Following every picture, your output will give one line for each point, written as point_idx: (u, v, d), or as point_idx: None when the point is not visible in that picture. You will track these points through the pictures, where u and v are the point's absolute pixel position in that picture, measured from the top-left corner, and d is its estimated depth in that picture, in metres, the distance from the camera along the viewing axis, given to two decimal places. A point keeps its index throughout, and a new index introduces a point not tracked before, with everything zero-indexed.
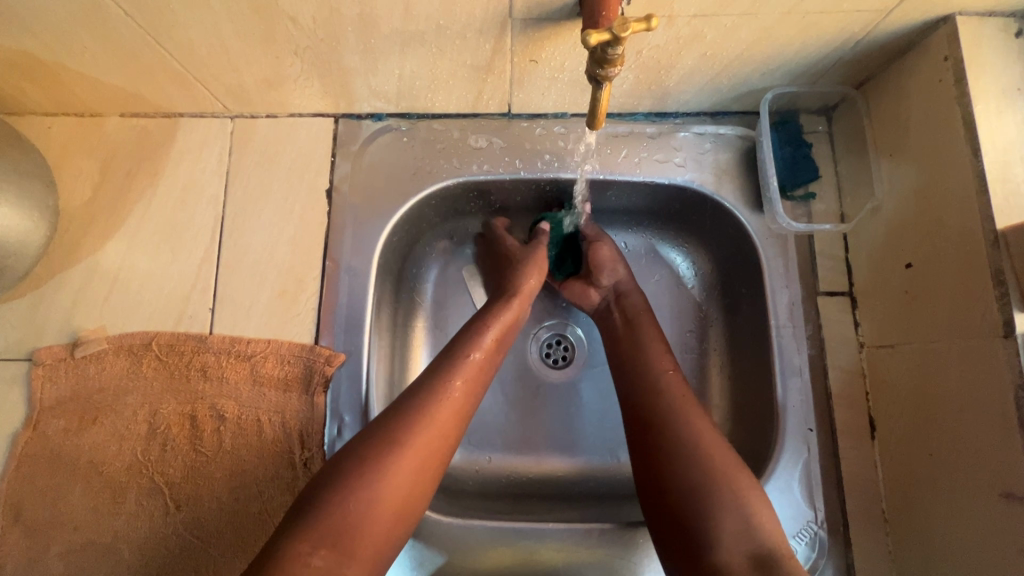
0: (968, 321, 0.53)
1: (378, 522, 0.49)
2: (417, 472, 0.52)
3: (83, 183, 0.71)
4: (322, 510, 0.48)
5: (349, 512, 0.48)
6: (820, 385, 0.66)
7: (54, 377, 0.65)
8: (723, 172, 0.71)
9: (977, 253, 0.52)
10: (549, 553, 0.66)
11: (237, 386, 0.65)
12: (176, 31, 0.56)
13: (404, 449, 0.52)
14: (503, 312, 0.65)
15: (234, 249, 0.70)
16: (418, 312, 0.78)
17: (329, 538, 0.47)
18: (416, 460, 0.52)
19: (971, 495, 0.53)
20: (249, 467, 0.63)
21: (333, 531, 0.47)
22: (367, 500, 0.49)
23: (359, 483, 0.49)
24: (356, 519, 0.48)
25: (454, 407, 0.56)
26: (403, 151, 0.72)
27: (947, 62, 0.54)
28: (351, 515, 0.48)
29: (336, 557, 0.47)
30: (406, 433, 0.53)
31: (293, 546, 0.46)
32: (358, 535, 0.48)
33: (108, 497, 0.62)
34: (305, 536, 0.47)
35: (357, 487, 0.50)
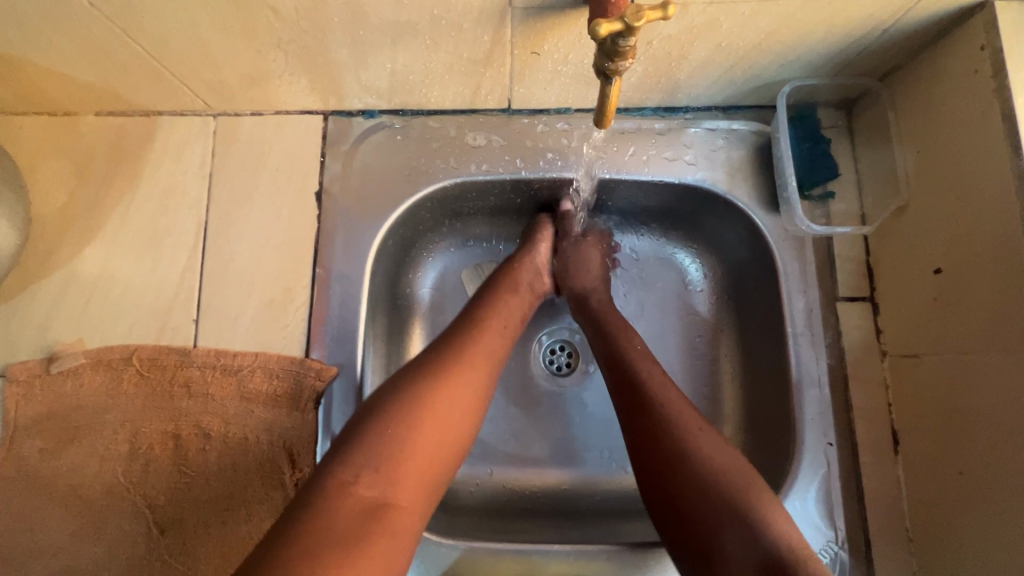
0: (1007, 333, 0.49)
1: (424, 451, 0.47)
2: (459, 405, 0.50)
3: (58, 187, 0.67)
4: (365, 437, 0.46)
5: (365, 475, 0.44)
6: (840, 397, 0.62)
7: (29, 395, 0.61)
8: (736, 170, 0.67)
9: (1017, 259, 0.48)
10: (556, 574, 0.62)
11: (224, 402, 0.62)
12: (148, 23, 0.52)
13: (443, 379, 0.51)
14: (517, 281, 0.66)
15: (219, 256, 0.66)
16: (414, 320, 0.74)
17: (373, 463, 0.45)
18: (457, 392, 0.51)
19: (1007, 517, 0.49)
20: (237, 488, 0.60)
21: (374, 456, 0.45)
22: (383, 463, 0.45)
23: (402, 406, 0.48)
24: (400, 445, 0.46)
25: (486, 349, 0.56)
26: (397, 150, 0.68)
27: (984, 52, 0.50)
28: (367, 478, 0.44)
29: (382, 483, 0.45)
30: (443, 366, 0.52)
31: (334, 476, 0.44)
32: (404, 462, 0.46)
33: (87, 522, 0.59)
34: (346, 464, 0.45)
35: (375, 449, 0.46)
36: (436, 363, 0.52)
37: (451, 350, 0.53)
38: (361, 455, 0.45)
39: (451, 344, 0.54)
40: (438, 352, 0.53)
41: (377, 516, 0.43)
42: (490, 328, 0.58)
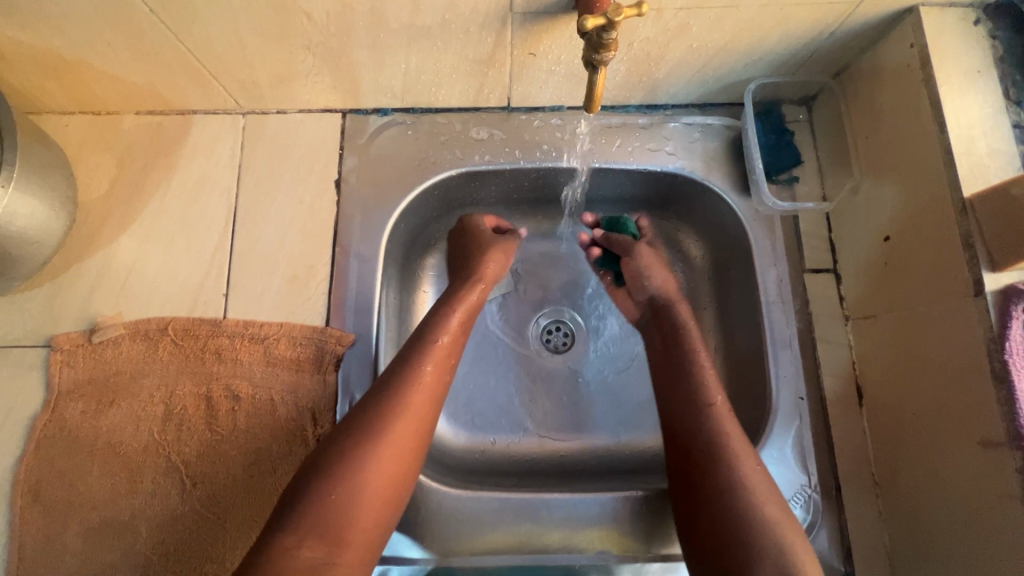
0: (942, 285, 0.56)
1: (364, 514, 0.54)
2: (391, 467, 0.57)
3: (100, 178, 0.74)
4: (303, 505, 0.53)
5: (308, 540, 0.51)
6: (809, 357, 0.69)
7: (73, 362, 0.67)
8: (711, 159, 0.75)
9: (947, 220, 0.55)
10: (556, 522, 0.68)
11: (251, 367, 0.68)
12: (197, 28, 0.60)
13: (377, 444, 0.56)
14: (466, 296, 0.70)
15: (246, 239, 0.73)
16: (424, 299, 0.81)
17: (320, 533, 0.52)
18: (389, 457, 0.57)
19: (949, 448, 0.55)
20: (263, 445, 0.65)
21: (319, 524, 0.52)
22: (327, 528, 0.52)
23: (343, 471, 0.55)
24: (340, 513, 0.53)
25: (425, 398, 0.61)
26: (408, 143, 0.76)
27: (914, 48, 0.59)
28: (311, 542, 0.51)
29: (326, 545, 0.52)
30: (379, 429, 0.57)
31: (282, 539, 0.51)
32: (350, 521, 0.53)
33: (125, 477, 0.64)
34: (293, 529, 0.52)
35: (314, 518, 0.52)
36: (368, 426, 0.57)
37: (382, 414, 0.58)
38: (302, 524, 0.52)
39: (390, 397, 0.59)
40: (377, 410, 0.59)
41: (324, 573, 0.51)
42: (428, 384, 0.61)
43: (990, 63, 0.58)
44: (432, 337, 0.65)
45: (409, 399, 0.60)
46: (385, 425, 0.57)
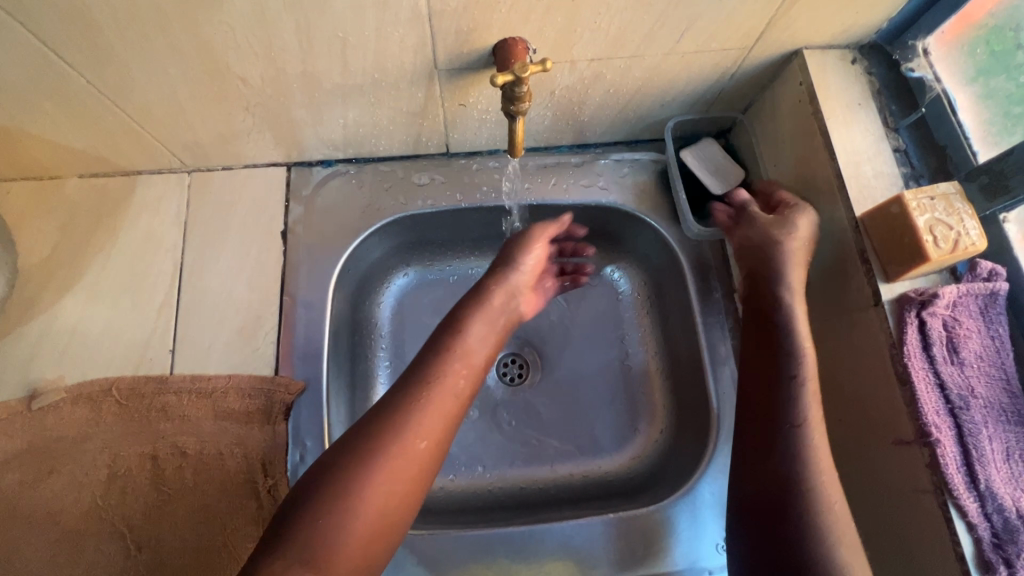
0: (850, 296, 0.60)
1: (349, 547, 0.49)
2: (387, 496, 0.51)
3: (42, 242, 0.74)
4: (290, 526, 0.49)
5: (296, 562, 0.47)
6: None
7: (10, 432, 0.65)
8: (642, 191, 0.80)
9: (846, 237, 0.60)
10: (513, 558, 0.68)
11: (199, 422, 0.67)
12: (136, 95, 0.62)
13: (390, 447, 0.52)
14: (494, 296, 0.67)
15: (194, 293, 0.73)
16: (376, 341, 0.82)
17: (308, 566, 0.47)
18: (383, 487, 0.51)
19: (873, 449, 0.58)
20: (213, 500, 0.64)
21: (311, 541, 0.48)
22: (317, 548, 0.48)
23: (348, 479, 0.51)
24: (320, 539, 0.48)
25: (449, 397, 0.57)
26: (352, 191, 0.79)
27: (802, 86, 0.66)
28: (298, 566, 0.47)
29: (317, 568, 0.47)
30: (392, 431, 0.53)
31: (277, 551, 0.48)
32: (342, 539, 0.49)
33: (65, 547, 0.62)
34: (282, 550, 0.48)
35: (304, 538, 0.48)
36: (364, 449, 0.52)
37: (382, 437, 0.53)
38: (292, 543, 0.48)
39: (415, 393, 0.56)
40: (396, 405, 0.55)
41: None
42: (443, 397, 0.57)
43: (869, 97, 0.64)
44: (442, 360, 0.59)
45: (415, 420, 0.54)
46: (382, 449, 0.52)
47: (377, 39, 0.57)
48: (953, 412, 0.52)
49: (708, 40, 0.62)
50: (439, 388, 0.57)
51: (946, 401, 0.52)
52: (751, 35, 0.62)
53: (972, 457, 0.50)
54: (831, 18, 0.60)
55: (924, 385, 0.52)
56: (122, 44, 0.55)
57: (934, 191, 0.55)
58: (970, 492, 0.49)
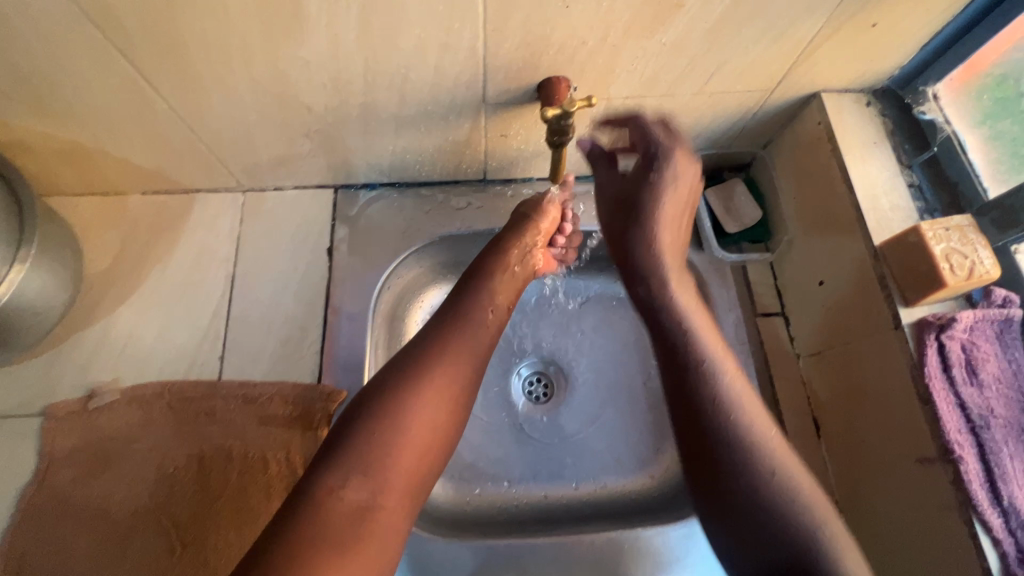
0: (870, 321, 0.63)
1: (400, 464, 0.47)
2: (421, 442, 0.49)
3: (105, 252, 0.79)
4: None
5: (352, 480, 0.46)
6: (768, 393, 0.76)
7: (66, 430, 0.69)
8: None
9: (866, 265, 0.64)
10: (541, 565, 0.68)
11: (245, 426, 0.70)
12: (209, 120, 0.68)
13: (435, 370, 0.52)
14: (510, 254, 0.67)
15: (243, 303, 0.78)
16: None
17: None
18: (430, 407, 0.50)
19: (896, 468, 0.60)
20: (255, 502, 0.67)
21: (359, 461, 0.46)
22: (370, 466, 0.46)
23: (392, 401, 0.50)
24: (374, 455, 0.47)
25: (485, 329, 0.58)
26: (394, 213, 0.84)
27: (821, 126, 0.71)
28: (354, 482, 0.46)
29: (368, 486, 0.46)
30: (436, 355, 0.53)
31: (323, 483, 0.45)
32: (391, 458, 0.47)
33: (113, 543, 0.64)
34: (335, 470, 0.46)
35: (355, 454, 0.47)
36: (364, 458, 0.47)
37: (385, 439, 0.48)
38: (345, 461, 0.46)
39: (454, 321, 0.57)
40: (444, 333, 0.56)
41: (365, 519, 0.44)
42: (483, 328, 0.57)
43: (883, 136, 0.69)
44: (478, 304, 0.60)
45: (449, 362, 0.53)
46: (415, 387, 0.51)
47: (435, 75, 0.63)
48: (974, 430, 0.54)
49: (733, 83, 0.68)
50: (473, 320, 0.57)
51: (967, 420, 0.54)
52: (774, 79, 0.68)
53: (994, 477, 0.52)
54: (848, 64, 0.66)
55: (946, 407, 0.55)
56: (207, 74, 0.61)
57: (948, 222, 0.59)
58: (994, 508, 0.51)
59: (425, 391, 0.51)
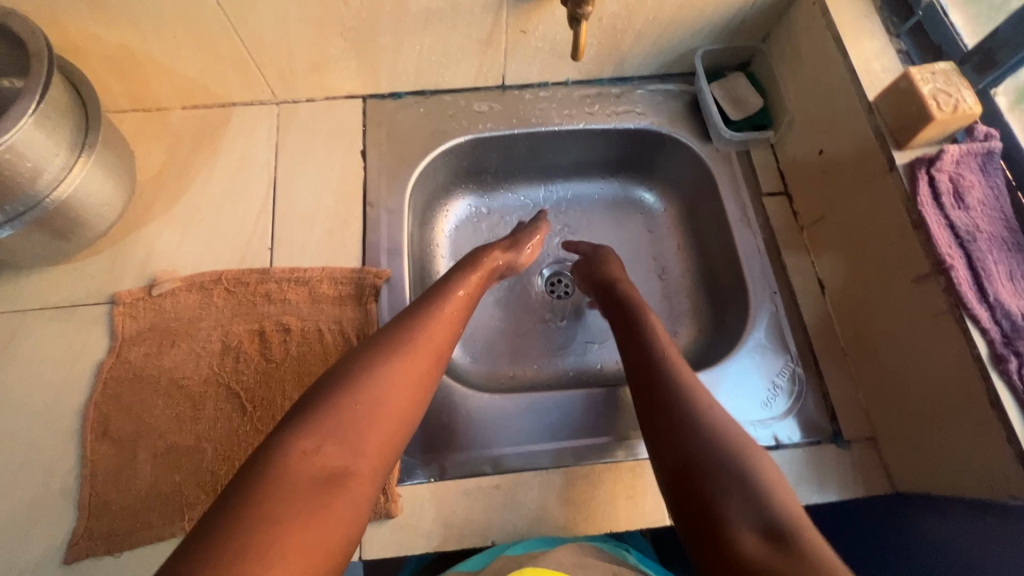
0: (868, 170, 0.70)
1: (371, 434, 0.50)
2: (393, 416, 0.53)
3: (153, 161, 0.84)
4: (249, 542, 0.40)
5: (327, 446, 0.48)
6: (777, 260, 0.82)
7: (135, 313, 0.75)
8: (674, 115, 0.92)
9: (862, 122, 0.71)
10: (579, 409, 0.74)
11: (299, 305, 0.76)
12: (252, 19, 0.73)
13: (406, 346, 0.57)
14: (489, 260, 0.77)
15: (286, 201, 0.83)
16: (441, 264, 0.94)
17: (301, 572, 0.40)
18: (400, 382, 0.54)
19: (897, 294, 0.67)
20: (315, 367, 0.73)
21: (336, 429, 0.49)
22: (343, 434, 0.49)
23: (355, 382, 0.52)
24: (349, 426, 0.50)
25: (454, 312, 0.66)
26: (421, 118, 0.90)
27: (816, 5, 0.77)
28: (329, 448, 0.48)
29: (345, 453, 0.48)
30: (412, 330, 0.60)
31: (295, 444, 0.47)
32: (361, 430, 0.50)
33: (188, 406, 0.70)
34: (310, 433, 0.48)
35: (332, 421, 0.49)
36: (340, 429, 0.49)
37: (357, 415, 0.50)
38: (319, 427, 0.48)
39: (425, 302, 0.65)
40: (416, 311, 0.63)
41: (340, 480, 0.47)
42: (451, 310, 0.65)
43: (873, 11, 0.76)
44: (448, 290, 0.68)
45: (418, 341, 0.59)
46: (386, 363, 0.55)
47: None
48: (963, 245, 0.61)
49: None
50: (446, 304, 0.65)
51: (956, 237, 0.61)
52: None
53: (980, 280, 0.59)
54: None
55: (937, 227, 0.62)
56: None
57: (934, 69, 0.65)
58: (982, 305, 0.58)
59: (396, 366, 0.55)
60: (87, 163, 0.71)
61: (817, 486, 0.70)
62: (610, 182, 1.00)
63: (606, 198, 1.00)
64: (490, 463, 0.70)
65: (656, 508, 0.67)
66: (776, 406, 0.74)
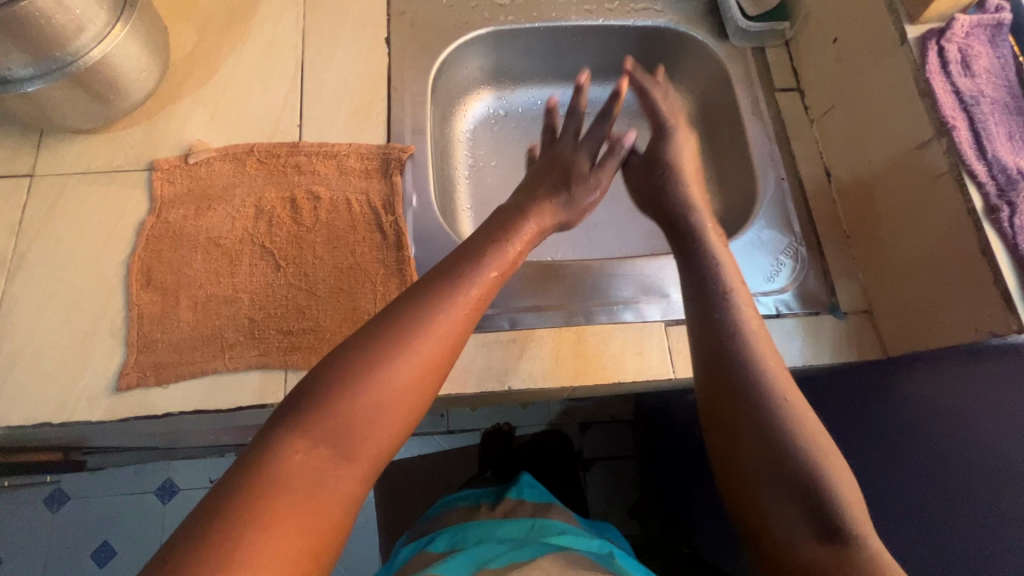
0: (880, 49, 0.73)
1: (371, 434, 0.47)
2: (395, 419, 0.48)
3: (184, 41, 0.87)
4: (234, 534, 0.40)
5: (321, 446, 0.45)
6: (786, 150, 0.85)
7: (172, 179, 0.79)
8: (692, 13, 0.93)
9: (876, 1, 0.73)
10: (596, 280, 0.78)
11: (328, 176, 0.80)
12: None
13: (415, 340, 0.50)
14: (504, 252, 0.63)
15: (314, 83, 0.86)
16: (458, 158, 0.97)
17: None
18: (406, 367, 0.49)
19: (900, 164, 0.71)
20: (344, 231, 0.77)
21: (331, 429, 0.46)
22: (341, 435, 0.46)
23: (356, 371, 0.48)
24: (349, 424, 0.46)
25: (460, 315, 0.54)
26: (443, 9, 0.91)
27: None
28: (322, 449, 0.45)
29: (339, 457, 0.46)
30: (420, 321, 0.51)
31: (291, 442, 0.45)
32: (361, 430, 0.47)
33: (224, 262, 0.75)
34: (301, 432, 0.46)
35: (328, 420, 0.46)
36: (334, 430, 0.46)
37: (353, 420, 0.47)
38: (317, 426, 0.46)
39: (432, 298, 0.54)
40: (416, 300, 0.53)
41: (325, 484, 0.45)
42: (470, 298, 0.55)
43: None
44: (455, 290, 0.55)
45: (427, 330, 0.51)
46: (388, 351, 0.49)
47: None
48: (966, 109, 0.65)
49: None
50: (453, 300, 0.54)
51: (960, 102, 0.65)
52: None
53: (980, 140, 0.63)
54: None
55: (942, 93, 0.66)
56: None
57: None
58: (979, 162, 0.63)
59: (402, 358, 0.49)
60: (118, 35, 0.73)
61: (812, 349, 0.74)
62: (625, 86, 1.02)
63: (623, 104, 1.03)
64: (508, 320, 0.74)
65: (660, 361, 0.73)
66: (779, 279, 0.78)
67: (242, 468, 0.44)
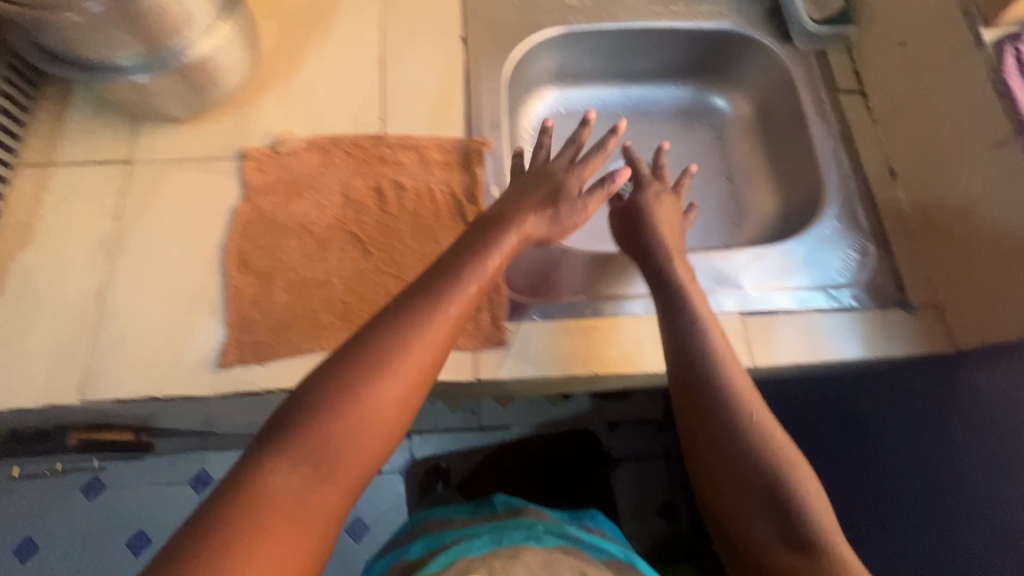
0: (953, 52, 0.76)
1: (347, 460, 0.48)
2: (377, 439, 0.49)
3: (270, 36, 0.90)
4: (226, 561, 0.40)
5: (298, 470, 0.46)
6: (851, 149, 0.88)
7: (263, 167, 0.82)
8: (755, 17, 0.96)
9: (948, 6, 0.76)
10: None
11: (410, 167, 0.83)
12: None
13: (394, 358, 0.51)
14: (480, 266, 0.61)
15: (393, 79, 0.89)
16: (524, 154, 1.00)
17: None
18: (399, 386, 0.50)
19: (975, 160, 0.74)
20: (429, 220, 0.80)
21: (312, 452, 0.47)
22: (318, 459, 0.47)
23: (338, 391, 0.49)
24: (324, 448, 0.47)
25: (441, 333, 0.54)
26: (515, 10, 0.95)
27: None
28: (300, 472, 0.46)
29: (310, 483, 0.46)
30: (397, 338, 0.52)
31: (270, 463, 0.46)
32: (340, 452, 0.48)
33: (314, 247, 0.77)
34: (276, 458, 0.46)
35: (311, 444, 0.47)
36: (310, 452, 0.47)
37: (322, 445, 0.47)
38: (300, 450, 0.47)
39: (418, 313, 0.54)
40: (405, 314, 0.54)
41: (303, 509, 0.45)
42: (449, 315, 0.55)
43: None
44: (441, 305, 0.55)
45: (408, 348, 0.52)
46: (374, 368, 0.50)
47: None
48: None
49: None
50: (427, 319, 0.54)
51: None
52: None
53: None
54: None
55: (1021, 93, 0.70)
56: None
57: None
58: None
59: (394, 376, 0.50)
60: (222, 31, 0.76)
61: (883, 342, 0.76)
62: (684, 87, 1.06)
63: (681, 105, 1.06)
64: (589, 308, 0.77)
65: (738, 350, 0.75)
66: (848, 274, 0.80)
67: (221, 490, 0.45)
